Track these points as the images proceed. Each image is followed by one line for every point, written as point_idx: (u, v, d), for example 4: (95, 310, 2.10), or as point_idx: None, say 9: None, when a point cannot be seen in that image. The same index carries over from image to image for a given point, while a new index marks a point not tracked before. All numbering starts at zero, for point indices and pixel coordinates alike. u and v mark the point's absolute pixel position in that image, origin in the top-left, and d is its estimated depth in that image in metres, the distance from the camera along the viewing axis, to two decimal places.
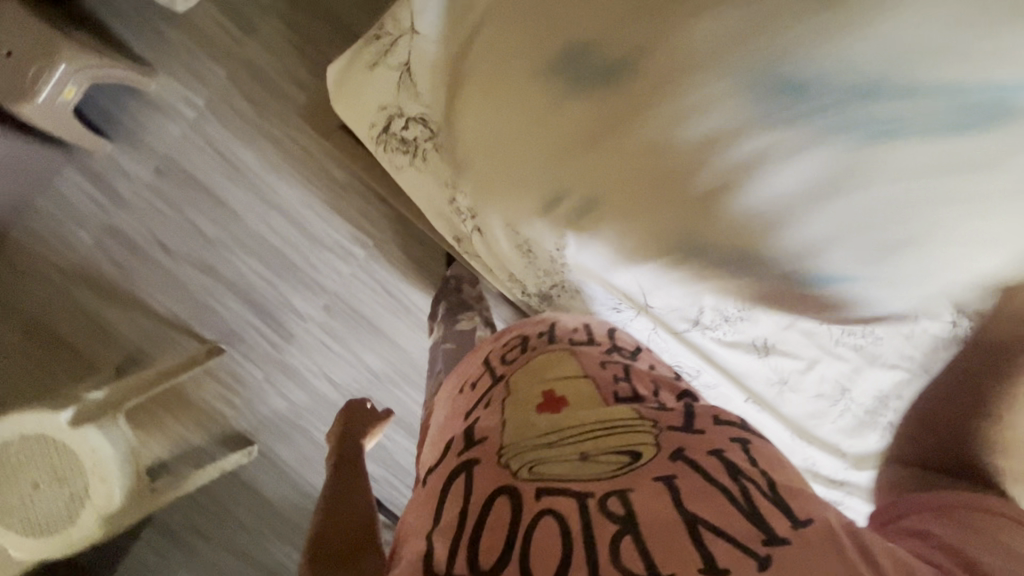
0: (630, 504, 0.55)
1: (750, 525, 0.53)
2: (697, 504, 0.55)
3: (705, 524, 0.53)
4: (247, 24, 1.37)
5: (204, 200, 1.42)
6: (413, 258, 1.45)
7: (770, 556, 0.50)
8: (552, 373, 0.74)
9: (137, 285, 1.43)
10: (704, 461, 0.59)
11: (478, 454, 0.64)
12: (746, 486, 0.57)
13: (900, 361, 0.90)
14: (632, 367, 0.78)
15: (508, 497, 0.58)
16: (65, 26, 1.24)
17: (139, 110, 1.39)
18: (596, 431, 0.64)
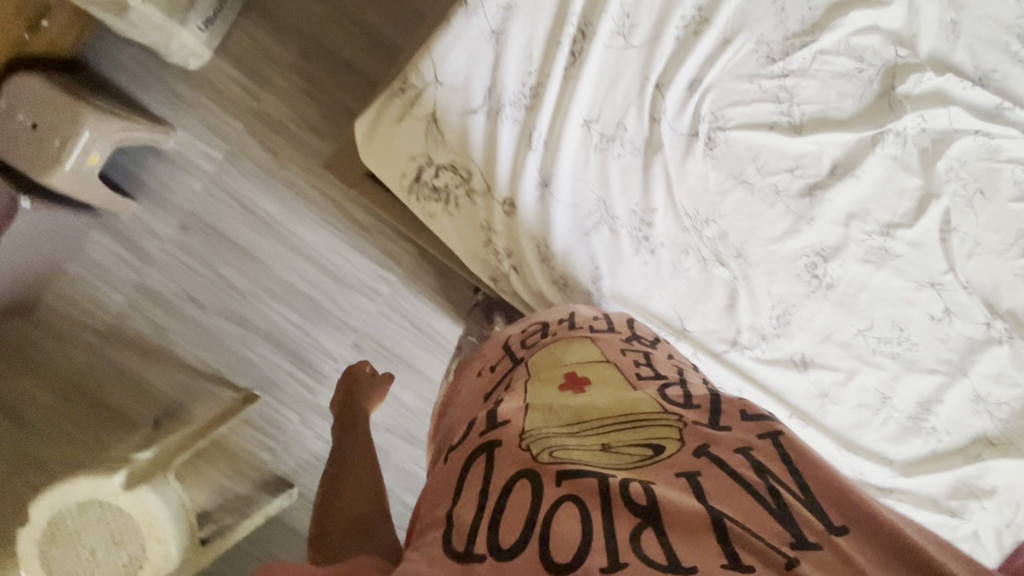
0: (653, 495, 0.52)
1: (780, 528, 0.50)
2: (722, 499, 0.53)
3: (732, 520, 0.50)
4: (261, 78, 1.40)
5: (231, 253, 1.44)
6: (439, 291, 1.46)
7: (800, 560, 0.47)
8: (573, 358, 0.74)
9: (172, 340, 1.46)
10: (731, 456, 0.57)
11: (500, 434, 0.63)
12: (775, 485, 0.53)
13: (938, 365, 0.93)
14: (653, 354, 0.78)
15: (528, 482, 0.56)
16: (86, 94, 1.27)
17: (162, 170, 1.43)
18: (620, 421, 0.63)
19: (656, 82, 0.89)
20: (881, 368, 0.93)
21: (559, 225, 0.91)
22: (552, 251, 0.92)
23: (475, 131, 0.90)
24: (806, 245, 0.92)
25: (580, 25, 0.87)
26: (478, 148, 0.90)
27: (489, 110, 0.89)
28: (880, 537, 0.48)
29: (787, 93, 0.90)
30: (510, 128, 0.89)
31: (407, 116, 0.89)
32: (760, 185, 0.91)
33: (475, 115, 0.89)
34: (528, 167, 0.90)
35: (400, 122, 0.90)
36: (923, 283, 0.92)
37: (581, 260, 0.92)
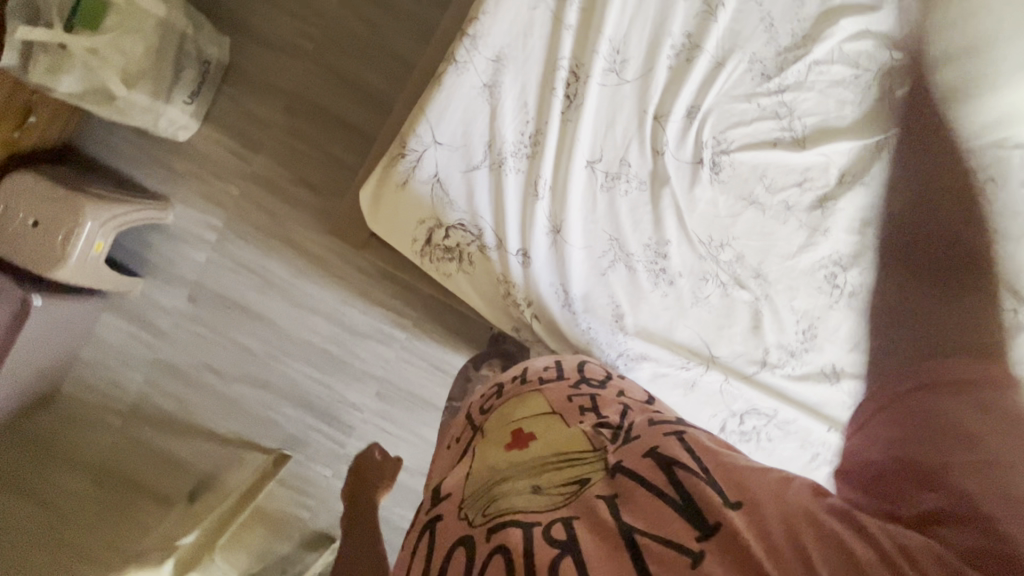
0: (569, 527, 0.52)
1: (687, 525, 0.49)
2: (635, 512, 0.52)
3: (642, 533, 0.50)
4: (252, 142, 1.38)
5: (243, 318, 1.44)
6: (454, 332, 1.44)
7: (705, 551, 0.47)
8: (522, 413, 0.69)
9: (196, 411, 1.46)
10: (644, 466, 0.55)
11: (442, 510, 0.61)
12: (682, 478, 0.53)
13: None
14: (600, 397, 0.71)
15: (463, 546, 0.55)
16: (80, 183, 1.27)
17: (164, 245, 1.42)
18: (550, 463, 0.59)
19: (654, 113, 0.88)
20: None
21: (579, 273, 0.92)
22: (575, 297, 0.93)
23: (480, 185, 0.90)
24: (824, 257, 0.92)
25: (571, 67, 0.86)
26: (484, 203, 0.91)
27: (491, 163, 0.89)
28: (773, 508, 0.49)
29: (786, 108, 0.90)
30: (515, 177, 0.89)
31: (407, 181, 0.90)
32: (766, 203, 0.91)
33: (477, 168, 0.89)
34: (537, 216, 0.90)
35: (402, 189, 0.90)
36: None
37: (603, 302, 0.93)
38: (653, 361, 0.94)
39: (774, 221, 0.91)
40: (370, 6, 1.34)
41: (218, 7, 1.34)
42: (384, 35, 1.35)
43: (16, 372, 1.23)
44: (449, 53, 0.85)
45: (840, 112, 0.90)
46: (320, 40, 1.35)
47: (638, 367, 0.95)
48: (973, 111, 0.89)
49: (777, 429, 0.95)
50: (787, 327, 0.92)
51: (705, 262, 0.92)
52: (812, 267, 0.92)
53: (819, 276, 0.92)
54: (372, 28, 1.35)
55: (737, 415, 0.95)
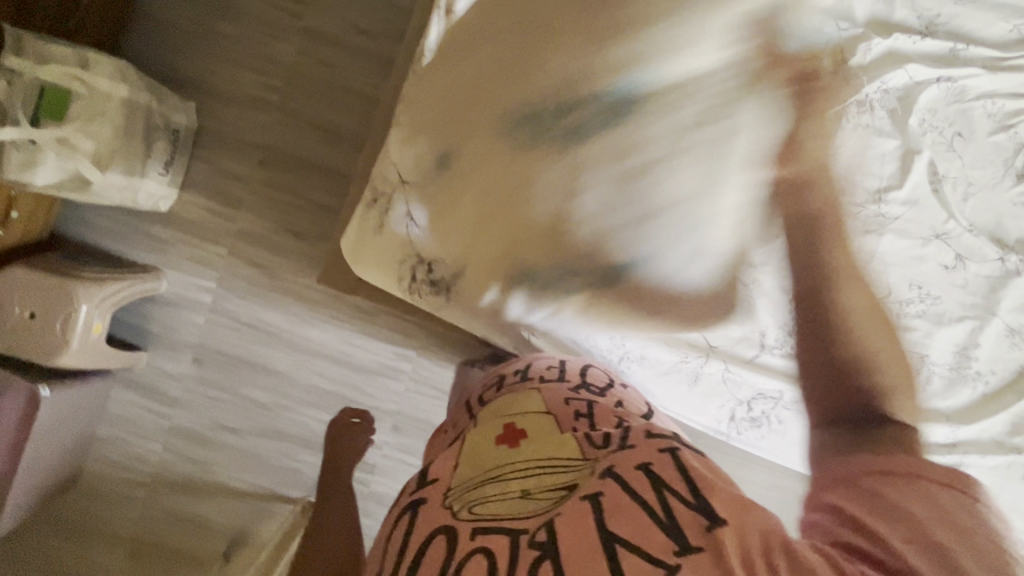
0: (549, 528, 0.53)
1: (666, 536, 0.50)
2: (621, 519, 0.51)
3: (622, 540, 0.50)
4: (231, 199, 1.40)
5: (250, 374, 1.45)
6: (457, 356, 1.45)
7: (681, 565, 0.48)
8: (516, 410, 0.73)
9: (217, 472, 1.48)
10: (632, 474, 0.55)
11: (426, 493, 0.64)
12: (667, 495, 0.53)
13: (965, 311, 0.93)
14: (597, 403, 0.74)
15: (441, 535, 0.57)
16: (71, 267, 1.28)
17: (162, 314, 1.43)
18: (540, 466, 0.62)
19: None
20: (910, 330, 0.93)
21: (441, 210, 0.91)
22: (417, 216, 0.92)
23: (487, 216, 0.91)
24: (807, 231, 0.92)
25: None
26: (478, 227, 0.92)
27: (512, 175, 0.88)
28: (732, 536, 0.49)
29: None
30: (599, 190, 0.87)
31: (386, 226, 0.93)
32: None
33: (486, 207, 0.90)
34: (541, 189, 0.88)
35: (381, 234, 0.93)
36: (928, 237, 0.92)
37: (451, 240, 0.92)
38: (652, 358, 0.97)
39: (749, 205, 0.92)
40: (327, 50, 1.35)
41: (178, 74, 1.36)
42: (345, 77, 1.36)
43: (35, 463, 1.24)
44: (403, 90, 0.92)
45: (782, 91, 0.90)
46: (283, 89, 1.37)
47: (641, 365, 0.99)
48: (928, 70, 0.90)
49: (787, 410, 0.99)
50: (779, 307, 0.93)
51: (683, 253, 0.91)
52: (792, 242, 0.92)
53: (798, 247, 0.92)
54: (333, 70, 1.36)
55: (744, 403, 0.99)
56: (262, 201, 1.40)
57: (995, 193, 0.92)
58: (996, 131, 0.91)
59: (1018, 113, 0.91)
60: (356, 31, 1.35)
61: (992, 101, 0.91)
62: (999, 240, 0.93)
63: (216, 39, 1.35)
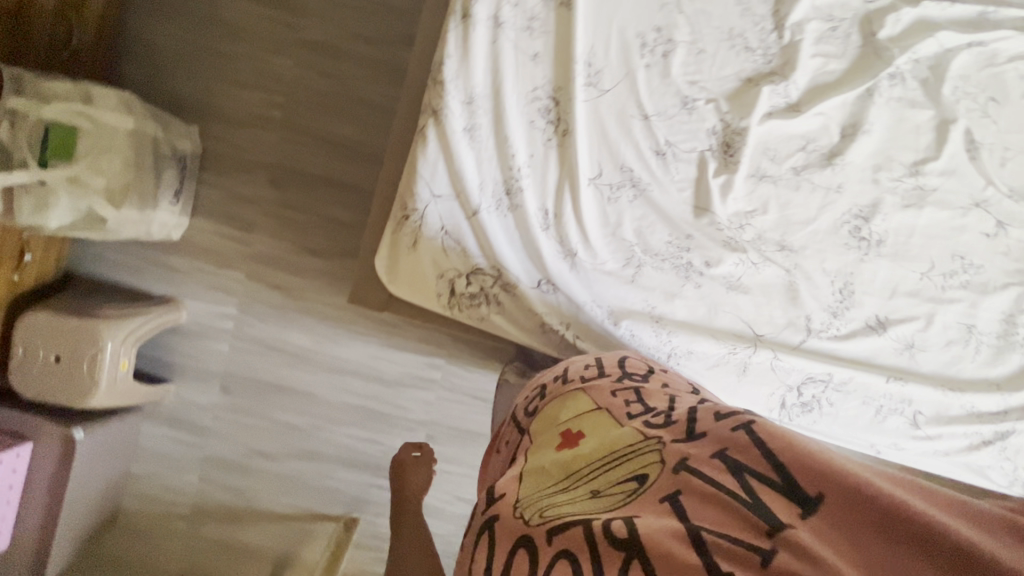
0: (631, 524, 0.49)
1: (753, 521, 0.45)
2: (706, 512, 0.48)
3: (710, 530, 0.46)
4: (244, 222, 1.37)
5: (279, 396, 1.44)
6: (487, 362, 1.43)
7: (777, 547, 0.42)
8: (567, 414, 0.71)
9: (257, 497, 1.47)
10: (709, 465, 0.51)
11: (498, 510, 0.60)
12: (749, 478, 0.49)
13: (1010, 278, 0.92)
14: (644, 387, 0.73)
15: (523, 548, 0.54)
16: (92, 306, 1.26)
17: (186, 345, 1.42)
18: (606, 461, 0.59)
19: (645, 113, 0.88)
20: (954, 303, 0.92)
21: None
22: None
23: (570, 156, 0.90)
24: (845, 211, 0.91)
25: (552, 92, 0.86)
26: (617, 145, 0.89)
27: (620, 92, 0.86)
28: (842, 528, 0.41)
29: (776, 75, 0.88)
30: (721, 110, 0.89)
31: (418, 239, 0.90)
32: (769, 177, 0.90)
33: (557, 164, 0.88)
34: None
35: (414, 249, 0.90)
36: (968, 207, 0.91)
37: None
38: (699, 353, 0.94)
39: (785, 189, 0.90)
40: (328, 60, 1.32)
41: (179, 99, 1.32)
42: (350, 87, 1.33)
43: (76, 504, 1.24)
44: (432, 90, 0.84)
45: (810, 71, 0.89)
46: (287, 106, 1.33)
47: (689, 360, 0.95)
48: (958, 36, 0.88)
49: (837, 392, 0.95)
50: (822, 286, 0.92)
51: (721, 240, 0.90)
52: (828, 223, 0.91)
53: (834, 227, 0.91)
54: (337, 82, 1.33)
55: (794, 389, 0.95)
56: (277, 221, 1.37)
57: None
58: None
59: None
60: (356, 38, 1.31)
61: None
62: None
63: (213, 58, 1.31)
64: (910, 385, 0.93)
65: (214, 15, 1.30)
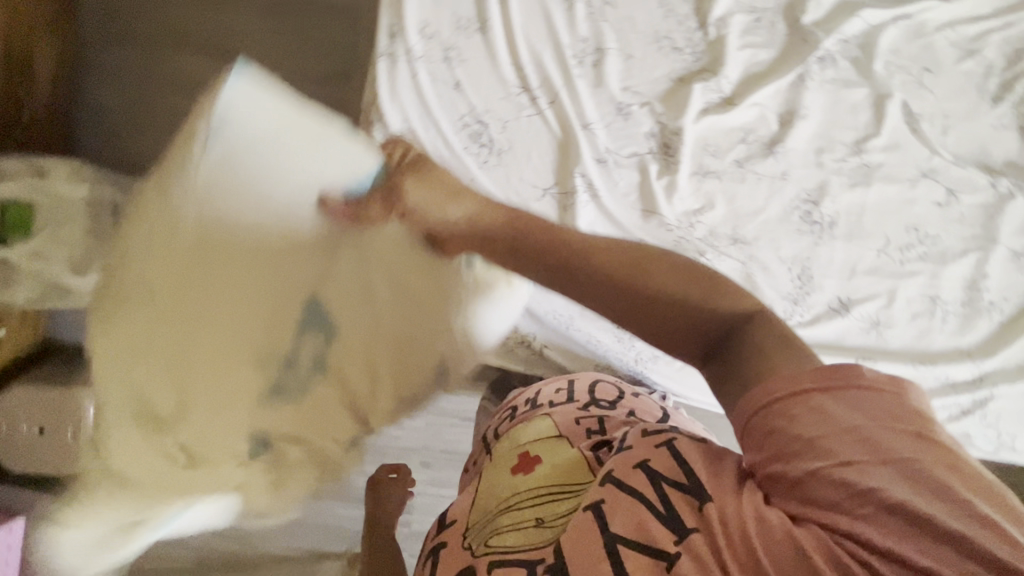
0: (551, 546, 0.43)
1: (667, 529, 0.39)
2: (621, 515, 0.41)
3: (625, 540, 0.40)
4: None
5: None
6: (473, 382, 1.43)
7: (682, 553, 0.38)
8: (526, 437, 0.70)
9: (258, 544, 1.46)
10: (628, 470, 0.43)
11: (447, 538, 0.63)
12: (666, 479, 0.42)
13: (967, 244, 0.91)
14: (609, 416, 0.72)
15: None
16: (70, 372, 1.26)
17: None
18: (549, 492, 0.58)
19: (583, 122, 0.88)
20: (914, 275, 0.91)
21: None
22: None
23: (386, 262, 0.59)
24: (794, 196, 0.91)
25: (480, 116, 0.87)
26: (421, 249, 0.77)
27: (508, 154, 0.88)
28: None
29: (707, 71, 0.89)
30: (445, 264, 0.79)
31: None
32: (712, 172, 0.90)
33: None
34: None
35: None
36: (915, 177, 0.91)
37: None
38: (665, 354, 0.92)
39: (731, 180, 0.90)
40: None
41: None
42: None
43: None
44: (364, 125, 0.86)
45: (740, 64, 0.89)
46: None
47: (656, 364, 0.93)
48: (880, 11, 0.89)
49: None
50: (778, 276, 0.91)
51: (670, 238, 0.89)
52: (776, 209, 0.91)
53: (782, 213, 0.91)
54: None
55: None
56: None
57: (969, 122, 0.91)
58: (961, 59, 0.90)
59: (978, 38, 0.91)
60: None
61: (951, 31, 0.90)
62: (985, 167, 0.91)
63: (159, 115, 1.22)
64: (880, 364, 0.91)
65: (155, 70, 1.22)
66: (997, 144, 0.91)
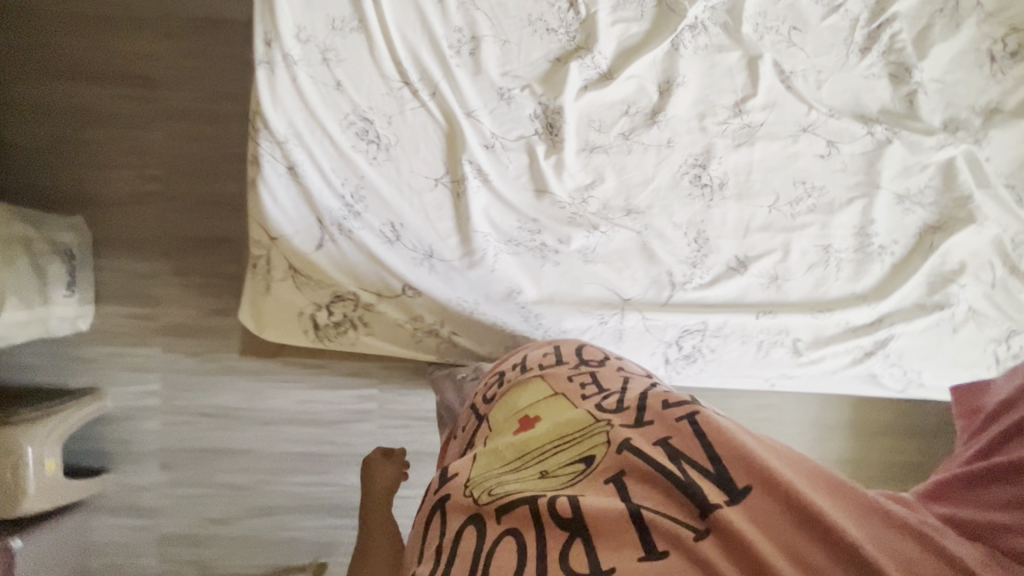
0: (575, 502, 0.48)
1: (689, 503, 0.46)
2: (644, 495, 0.48)
3: (647, 508, 0.46)
4: (146, 299, 1.33)
5: (223, 459, 1.44)
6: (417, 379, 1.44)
7: (710, 527, 0.43)
8: (524, 402, 0.66)
9: (222, 564, 1.47)
10: (648, 445, 0.51)
11: (448, 490, 0.56)
12: (682, 460, 0.49)
13: (852, 193, 0.94)
14: (602, 371, 0.68)
15: (471, 526, 0.51)
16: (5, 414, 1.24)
17: (116, 431, 1.40)
18: (559, 444, 0.56)
19: (465, 110, 0.90)
20: (806, 229, 0.94)
21: None
22: None
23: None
24: (683, 160, 0.93)
25: (364, 114, 0.88)
26: None
27: (390, 148, 0.89)
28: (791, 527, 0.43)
29: (581, 50, 0.91)
30: None
31: (298, 263, 0.90)
32: (596, 147, 0.92)
33: (363, 221, 0.89)
34: None
35: (290, 275, 0.90)
36: (795, 133, 0.94)
37: None
38: (572, 327, 0.95)
39: (619, 151, 0.92)
40: (198, 125, 1.26)
41: (53, 191, 1.26)
42: (220, 142, 1.27)
43: None
44: (251, 137, 0.87)
45: (614, 40, 0.91)
46: (170, 177, 1.28)
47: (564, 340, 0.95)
48: None
49: (715, 338, 0.96)
50: (675, 245, 0.94)
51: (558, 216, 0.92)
52: (663, 176, 0.93)
53: (667, 179, 0.93)
54: (213, 146, 1.27)
55: (673, 343, 0.96)
56: (171, 291, 1.33)
57: (841, 75, 0.93)
58: (829, 13, 0.91)
59: None
60: (217, 96, 1.26)
61: None
62: (858, 118, 0.94)
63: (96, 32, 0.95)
64: (779, 316, 0.95)
65: (69, 103, 1.23)
66: (868, 95, 0.93)
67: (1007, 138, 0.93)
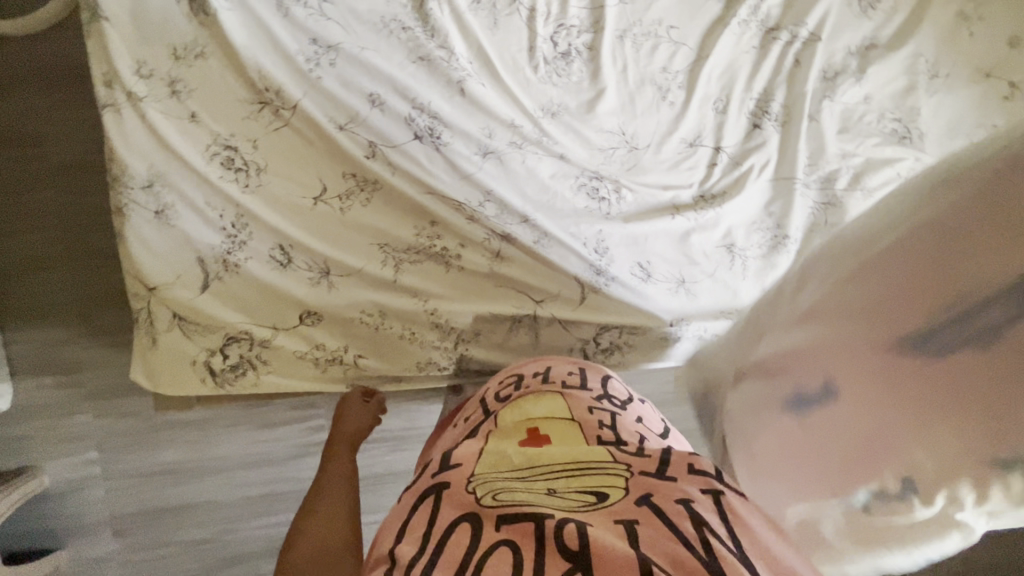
0: (582, 533, 0.43)
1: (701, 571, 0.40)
2: (658, 547, 0.42)
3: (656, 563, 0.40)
4: (65, 364, 1.13)
5: (177, 518, 1.22)
6: None
7: None
8: (539, 411, 0.63)
9: None
10: (667, 509, 0.46)
11: (449, 477, 0.53)
12: (709, 532, 0.43)
13: (738, 152, 0.93)
14: (621, 415, 0.64)
15: (468, 525, 0.46)
16: None
17: (57, 505, 1.18)
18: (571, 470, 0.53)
19: (338, 124, 0.85)
20: (709, 226, 0.91)
21: None
22: None
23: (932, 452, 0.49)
24: (578, 173, 0.90)
25: (225, 142, 0.84)
26: None
27: (259, 171, 0.85)
28: None
29: (444, 44, 0.88)
30: None
31: (182, 311, 0.85)
32: (478, 140, 0.88)
33: (250, 252, 0.85)
34: None
35: (175, 324, 0.85)
36: (674, 98, 0.93)
37: None
38: (486, 331, 0.91)
39: (503, 141, 0.89)
40: (80, 175, 1.10)
41: None
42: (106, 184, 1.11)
43: None
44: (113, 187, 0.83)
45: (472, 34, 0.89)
46: (65, 234, 1.10)
47: (478, 343, 0.91)
48: None
49: (634, 334, 0.92)
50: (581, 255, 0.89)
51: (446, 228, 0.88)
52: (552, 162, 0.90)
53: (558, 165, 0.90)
54: (103, 194, 1.11)
55: (593, 340, 0.92)
56: (85, 341, 1.13)
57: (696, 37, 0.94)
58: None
59: None
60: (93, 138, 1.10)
61: None
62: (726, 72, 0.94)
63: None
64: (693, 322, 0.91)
65: None
66: (735, 49, 0.95)
67: (882, 73, 0.95)
